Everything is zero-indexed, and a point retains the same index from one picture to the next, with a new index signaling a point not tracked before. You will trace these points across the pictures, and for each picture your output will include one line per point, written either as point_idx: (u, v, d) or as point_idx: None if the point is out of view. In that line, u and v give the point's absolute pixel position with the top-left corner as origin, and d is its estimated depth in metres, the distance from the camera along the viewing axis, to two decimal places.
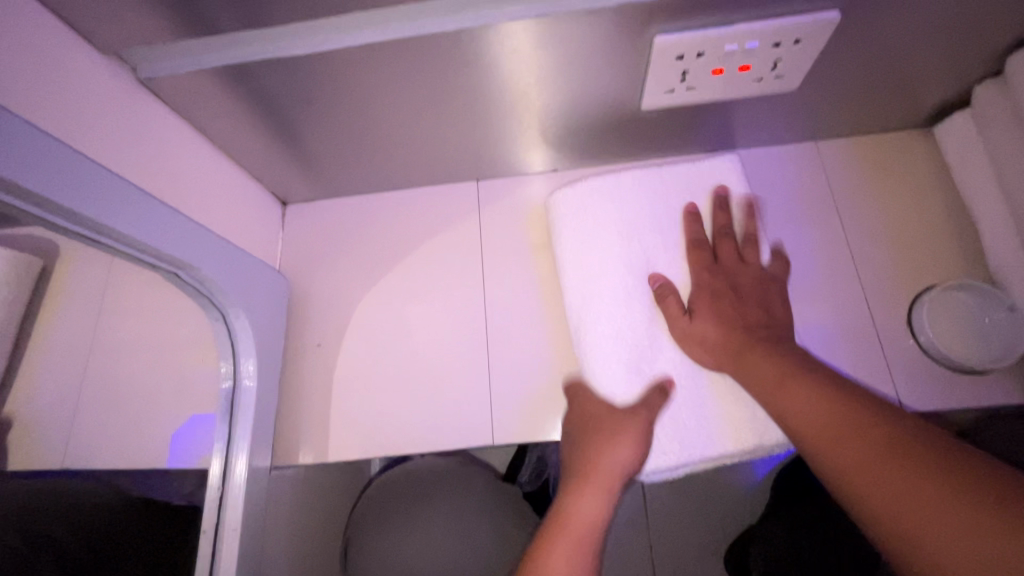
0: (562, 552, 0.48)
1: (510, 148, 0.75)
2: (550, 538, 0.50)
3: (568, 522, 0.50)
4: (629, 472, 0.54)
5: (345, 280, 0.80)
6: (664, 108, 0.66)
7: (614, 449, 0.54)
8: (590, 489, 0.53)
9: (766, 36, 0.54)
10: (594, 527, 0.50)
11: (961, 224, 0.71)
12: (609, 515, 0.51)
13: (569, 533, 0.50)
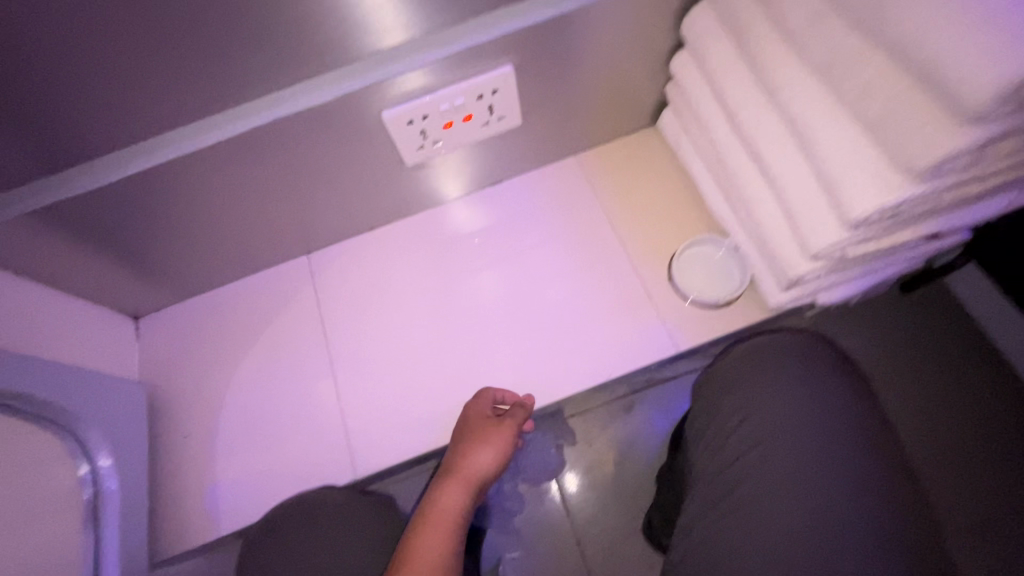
0: (425, 538, 0.60)
1: (325, 221, 0.87)
2: (416, 528, 0.62)
3: (433, 513, 0.63)
4: (489, 473, 0.69)
5: (205, 371, 0.87)
6: (427, 160, 0.80)
7: (479, 453, 0.69)
8: (455, 487, 0.66)
9: (470, 91, 0.70)
10: (451, 518, 0.63)
11: (693, 194, 0.89)
12: (463, 507, 0.65)
13: (430, 522, 0.62)
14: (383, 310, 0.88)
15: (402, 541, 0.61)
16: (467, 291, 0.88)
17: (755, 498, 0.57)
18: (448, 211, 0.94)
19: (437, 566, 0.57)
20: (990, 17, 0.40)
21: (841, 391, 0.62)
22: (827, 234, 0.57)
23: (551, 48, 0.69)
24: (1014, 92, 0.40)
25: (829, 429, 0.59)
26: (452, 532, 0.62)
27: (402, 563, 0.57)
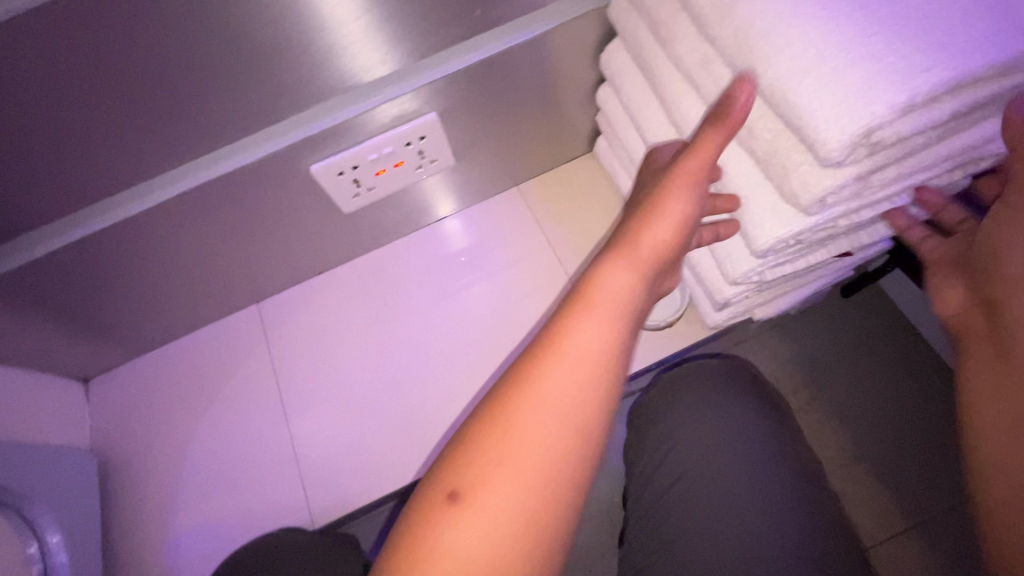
0: (556, 369, 0.49)
1: (272, 270, 0.88)
2: (569, 307, 0.52)
3: (595, 292, 0.52)
4: (671, 241, 0.55)
5: (158, 430, 0.86)
6: (367, 205, 0.82)
7: (658, 222, 0.54)
8: (625, 264, 0.54)
9: (398, 139, 0.71)
10: (572, 415, 0.48)
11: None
12: (635, 290, 0.53)
13: (590, 302, 0.52)
14: (335, 355, 0.88)
15: (535, 346, 0.51)
16: (417, 329, 0.89)
17: (707, 492, 0.58)
18: (395, 249, 0.95)
19: (555, 457, 0.47)
20: (846, 63, 0.42)
21: (760, 409, 0.65)
22: (742, 262, 0.60)
23: (478, 93, 0.73)
24: (868, 136, 0.43)
25: (753, 446, 0.61)
26: (603, 381, 0.49)
27: (528, 403, 0.48)
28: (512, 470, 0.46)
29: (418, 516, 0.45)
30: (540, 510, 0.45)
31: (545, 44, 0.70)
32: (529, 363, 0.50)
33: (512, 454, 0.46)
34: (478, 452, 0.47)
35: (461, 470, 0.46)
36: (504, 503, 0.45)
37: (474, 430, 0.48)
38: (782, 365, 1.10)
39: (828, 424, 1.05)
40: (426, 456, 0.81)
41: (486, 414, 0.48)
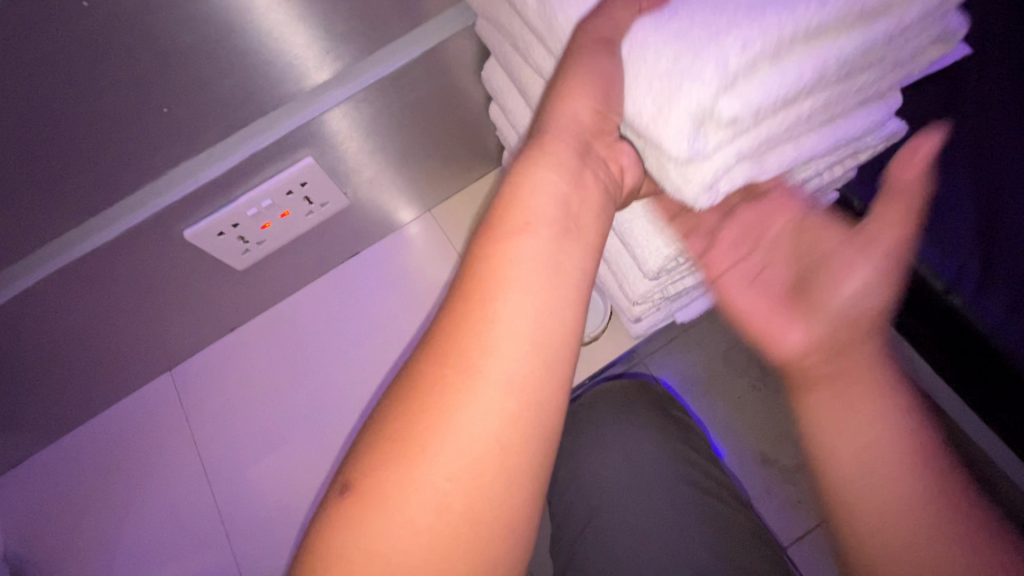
0: (477, 304, 0.40)
1: (178, 338, 0.83)
2: (485, 229, 0.43)
3: (513, 204, 0.44)
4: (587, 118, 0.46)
5: (84, 522, 0.82)
6: (264, 257, 0.78)
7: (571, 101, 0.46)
8: (546, 155, 0.45)
9: (276, 191, 0.68)
10: (509, 330, 0.39)
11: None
12: (564, 184, 0.45)
13: (508, 217, 0.43)
14: (261, 413, 0.86)
15: (455, 287, 0.42)
16: (341, 376, 0.87)
17: (622, 515, 0.60)
18: (309, 295, 0.92)
19: (493, 390, 0.38)
20: (663, 44, 0.40)
21: (656, 439, 0.64)
22: (638, 284, 0.61)
23: (353, 134, 0.69)
24: (711, 113, 0.39)
25: (652, 487, 0.61)
26: (536, 292, 0.40)
27: (456, 334, 0.39)
28: (430, 440, 0.37)
29: (326, 517, 0.36)
30: (494, 445, 0.37)
31: (415, 71, 0.67)
32: (447, 310, 0.41)
33: (443, 405, 0.37)
34: (401, 420, 0.37)
35: (389, 442, 0.37)
36: (449, 446, 0.37)
37: (394, 400, 0.39)
38: (727, 345, 1.07)
39: (776, 400, 1.03)
40: None
41: (400, 383, 0.40)
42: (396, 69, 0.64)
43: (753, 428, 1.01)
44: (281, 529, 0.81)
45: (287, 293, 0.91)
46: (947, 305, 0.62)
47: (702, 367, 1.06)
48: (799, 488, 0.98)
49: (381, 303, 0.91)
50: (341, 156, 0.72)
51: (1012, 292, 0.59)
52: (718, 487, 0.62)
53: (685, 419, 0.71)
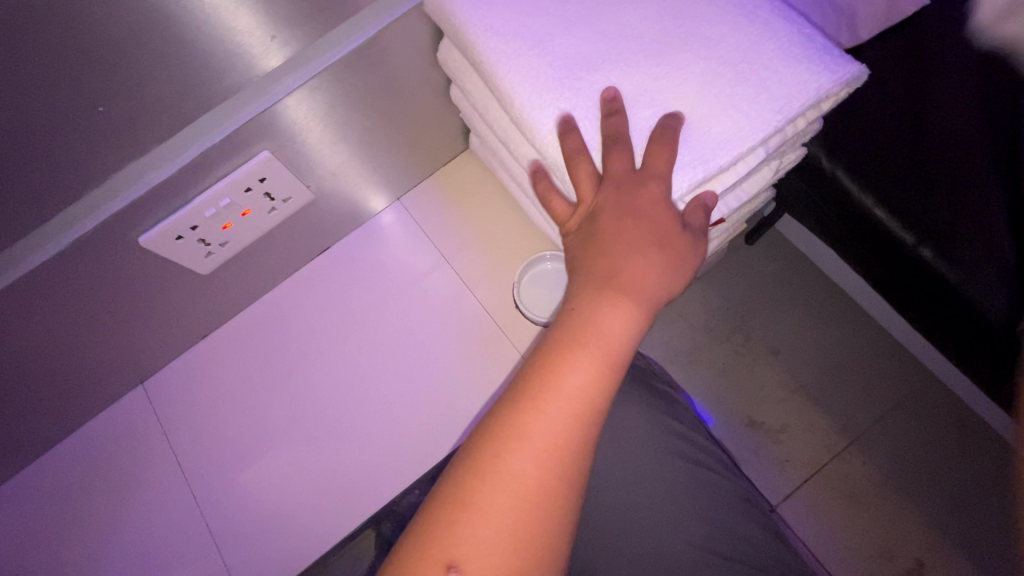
0: (549, 420, 0.43)
1: (145, 350, 0.80)
2: (561, 344, 0.46)
3: (589, 331, 0.46)
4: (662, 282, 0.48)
5: (65, 547, 0.80)
6: (228, 259, 0.76)
7: (649, 257, 0.48)
8: (620, 298, 0.47)
9: (234, 189, 0.65)
10: (573, 450, 0.43)
11: (521, 214, 0.91)
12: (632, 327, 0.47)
13: (580, 342, 0.46)
14: (243, 420, 0.84)
15: (527, 391, 0.45)
16: (320, 377, 0.85)
17: (616, 498, 0.60)
18: (281, 296, 0.89)
19: (555, 496, 0.43)
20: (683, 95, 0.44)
21: (645, 415, 0.63)
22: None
23: (308, 126, 0.67)
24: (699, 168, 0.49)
25: (638, 461, 0.61)
26: (597, 424, 0.45)
27: (528, 437, 0.43)
28: (493, 523, 0.41)
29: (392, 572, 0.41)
30: (543, 548, 0.42)
31: (369, 56, 0.64)
32: (522, 408, 0.44)
33: (511, 496, 0.42)
34: (465, 503, 0.42)
35: (462, 517, 0.41)
36: (511, 540, 0.41)
37: (468, 476, 0.43)
38: (708, 314, 1.07)
39: (757, 364, 1.04)
40: (357, 505, 0.80)
41: (474, 464, 0.43)
42: (347, 54, 0.61)
43: (738, 393, 1.03)
44: (271, 536, 0.79)
45: (257, 295, 0.88)
46: (915, 258, 0.63)
47: (683, 337, 1.07)
48: (786, 447, 1.00)
49: (356, 298, 0.89)
50: (299, 151, 0.69)
51: (977, 244, 0.60)
52: (704, 455, 0.63)
53: (671, 390, 0.69)
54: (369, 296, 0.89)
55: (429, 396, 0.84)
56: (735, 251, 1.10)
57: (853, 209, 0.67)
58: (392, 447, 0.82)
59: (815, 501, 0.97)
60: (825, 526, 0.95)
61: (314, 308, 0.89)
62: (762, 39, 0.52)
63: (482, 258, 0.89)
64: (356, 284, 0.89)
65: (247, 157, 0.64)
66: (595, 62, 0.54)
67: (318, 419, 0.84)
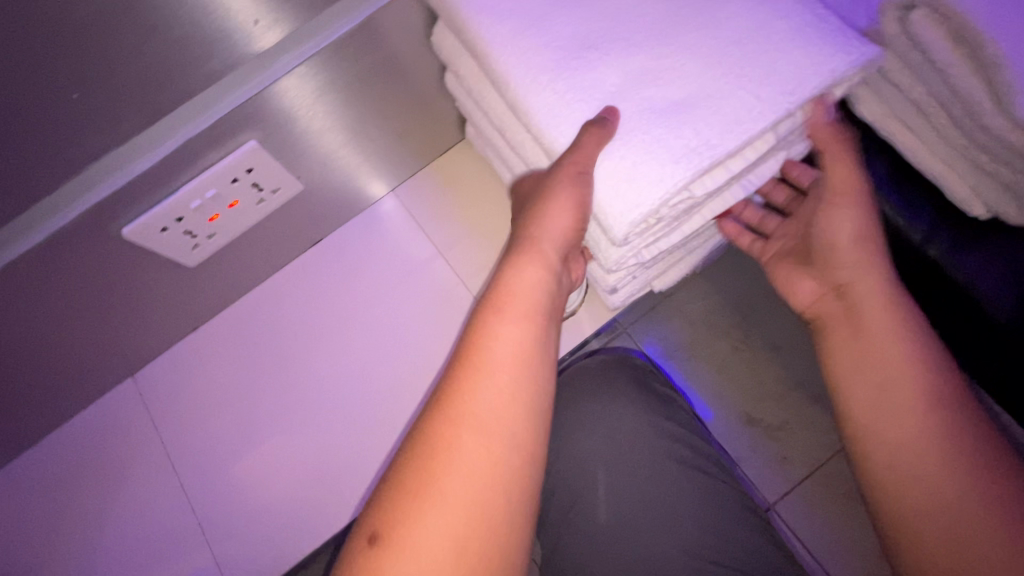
0: (478, 381, 0.48)
1: (135, 341, 0.79)
2: (483, 318, 0.52)
3: (504, 299, 0.52)
4: (566, 235, 0.54)
5: (56, 539, 0.79)
6: (218, 251, 0.74)
7: (551, 217, 0.52)
8: (529, 266, 0.54)
9: (220, 179, 0.63)
10: (501, 401, 0.47)
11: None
12: (543, 288, 0.54)
13: (500, 310, 0.52)
14: (235, 413, 0.83)
15: (457, 364, 0.50)
16: (314, 369, 0.84)
17: (610, 501, 0.58)
18: (274, 288, 0.88)
19: (490, 447, 0.46)
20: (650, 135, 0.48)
21: (641, 417, 0.62)
22: (610, 251, 0.54)
23: (298, 114, 0.65)
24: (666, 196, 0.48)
25: (633, 464, 0.60)
26: (522, 376, 0.49)
27: (460, 401, 0.47)
28: (447, 489, 0.44)
29: (355, 561, 0.42)
30: (484, 498, 0.44)
31: (359, 41, 0.62)
32: (452, 380, 0.49)
33: (449, 460, 0.45)
34: (418, 474, 0.44)
35: (404, 489, 0.44)
36: (454, 498, 0.43)
37: (406, 452, 0.46)
38: (709, 308, 1.06)
39: (757, 360, 1.02)
40: (351, 500, 0.79)
41: (415, 440, 0.46)
42: (336, 39, 0.59)
43: (737, 389, 1.02)
44: (263, 530, 0.79)
45: (249, 286, 0.87)
46: (923, 256, 0.61)
47: (683, 331, 1.05)
48: (785, 445, 0.98)
49: (350, 290, 0.87)
50: (291, 140, 0.67)
51: (989, 246, 0.58)
52: (700, 458, 0.62)
53: (669, 391, 0.68)
54: (362, 289, 0.87)
55: (421, 391, 0.83)
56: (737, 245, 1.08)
57: None
58: (384, 442, 0.81)
59: (814, 500, 0.96)
60: (823, 525, 0.94)
61: (307, 299, 0.87)
62: (768, 28, 0.50)
63: (479, 251, 0.87)
64: (349, 276, 0.88)
65: (235, 146, 0.62)
66: (594, 48, 0.51)
67: (310, 411, 0.83)
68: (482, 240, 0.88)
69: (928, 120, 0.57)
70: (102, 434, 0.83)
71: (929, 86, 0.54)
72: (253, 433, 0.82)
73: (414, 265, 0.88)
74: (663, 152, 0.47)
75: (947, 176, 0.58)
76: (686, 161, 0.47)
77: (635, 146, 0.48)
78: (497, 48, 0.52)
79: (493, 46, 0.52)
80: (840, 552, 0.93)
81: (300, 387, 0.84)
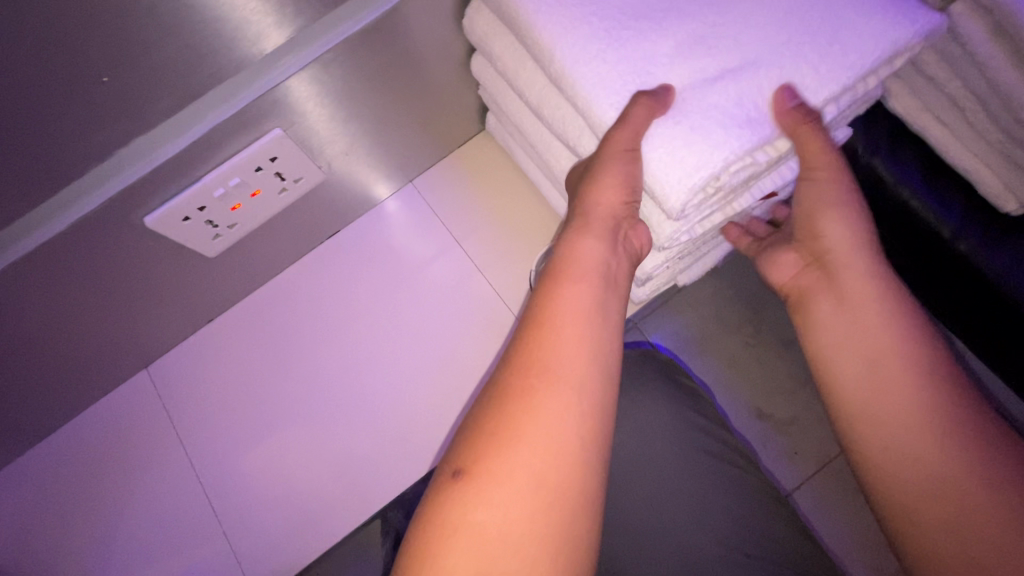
0: (548, 337, 0.47)
1: (150, 333, 0.78)
2: (549, 281, 0.51)
3: (570, 264, 0.52)
4: (620, 208, 0.53)
5: (68, 534, 0.78)
6: (236, 242, 0.73)
7: (603, 192, 0.51)
8: (590, 234, 0.53)
9: (243, 168, 0.62)
10: (571, 356, 0.46)
11: (539, 198, 0.88)
12: (606, 252, 0.52)
13: (566, 273, 0.51)
14: (250, 406, 0.82)
15: (528, 322, 0.49)
16: (330, 362, 0.83)
17: (641, 494, 0.58)
18: (289, 280, 0.87)
19: (563, 403, 0.44)
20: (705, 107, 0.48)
21: (669, 411, 0.62)
22: (664, 226, 0.54)
23: (322, 102, 0.63)
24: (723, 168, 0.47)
25: (664, 457, 0.59)
26: (591, 331, 0.48)
27: (531, 356, 0.46)
28: (527, 438, 0.43)
29: (439, 495, 0.42)
30: (561, 450, 0.43)
31: (387, 27, 0.60)
32: (524, 336, 0.48)
33: (525, 410, 0.44)
34: (499, 420, 0.44)
35: (483, 437, 0.43)
36: (532, 446, 0.42)
37: (483, 403, 0.46)
38: (723, 304, 1.05)
39: (771, 356, 1.02)
40: (368, 494, 0.79)
41: (488, 391, 0.46)
42: (365, 26, 0.58)
43: (751, 384, 1.02)
44: (280, 524, 0.78)
45: (264, 278, 0.85)
46: (953, 251, 0.61)
47: (697, 327, 1.05)
48: (796, 440, 0.99)
49: (366, 282, 0.86)
50: (314, 129, 0.66)
51: (1020, 241, 0.58)
52: (730, 452, 0.61)
53: (694, 386, 0.67)
54: (379, 281, 0.86)
55: (439, 384, 0.82)
56: None
57: (889, 201, 0.64)
58: (402, 436, 0.80)
59: (827, 495, 0.96)
60: (836, 520, 0.95)
61: (322, 292, 0.86)
62: (812, 19, 0.49)
63: (498, 243, 0.87)
64: (365, 269, 0.87)
65: (259, 134, 0.61)
66: (635, 36, 0.50)
67: (326, 405, 0.82)
68: (501, 233, 0.87)
69: (961, 112, 0.57)
70: (115, 426, 0.82)
71: (965, 79, 0.54)
72: (268, 426, 0.81)
73: (432, 257, 0.87)
74: (718, 124, 0.47)
75: (982, 172, 0.58)
76: (748, 130, 0.48)
77: (682, 119, 0.48)
78: (536, 35, 0.51)
79: (531, 33, 0.51)
80: (852, 547, 0.94)
81: (316, 381, 0.83)
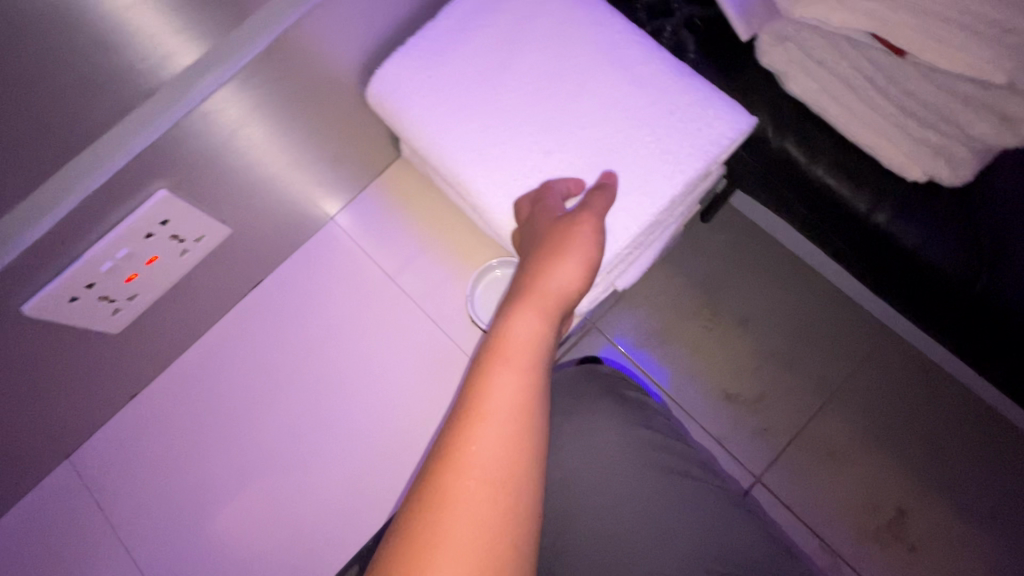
0: (480, 430, 0.44)
1: (64, 421, 0.71)
2: (482, 365, 0.48)
3: (506, 344, 0.48)
4: (573, 291, 0.52)
5: None
6: (142, 312, 0.68)
7: (563, 267, 0.52)
8: (531, 309, 0.50)
9: (132, 236, 0.57)
10: (507, 454, 0.44)
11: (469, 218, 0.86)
12: (545, 334, 0.50)
13: (501, 356, 0.48)
14: (189, 477, 0.77)
15: (459, 410, 0.46)
16: (270, 419, 0.79)
17: (598, 523, 0.56)
18: (214, 337, 0.82)
19: (498, 504, 0.42)
20: None
21: (618, 430, 0.60)
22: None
23: (212, 154, 0.59)
24: None
25: (621, 479, 0.58)
26: (528, 425, 0.45)
27: (462, 451, 0.43)
28: (450, 548, 0.40)
29: None
30: (495, 559, 0.41)
31: (267, 68, 0.56)
32: (453, 428, 0.45)
33: (458, 514, 0.41)
34: (422, 528, 0.41)
35: (413, 546, 0.40)
36: (456, 554, 0.40)
37: (410, 507, 0.43)
38: (673, 294, 1.05)
39: (726, 339, 1.02)
40: (328, 550, 0.74)
41: (417, 494, 0.43)
42: (241, 69, 0.54)
43: (710, 370, 1.01)
44: None
45: (186, 341, 0.80)
46: (874, 223, 0.61)
47: (649, 321, 1.04)
48: (763, 418, 0.99)
49: (297, 328, 0.82)
50: (208, 183, 0.62)
51: (928, 209, 0.59)
52: (682, 462, 0.60)
53: (641, 396, 0.65)
54: (310, 325, 0.82)
55: (391, 425, 0.78)
56: (691, 230, 1.07)
57: (806, 182, 0.64)
58: (357, 483, 0.76)
59: (797, 468, 0.96)
60: (811, 492, 0.95)
61: (250, 343, 0.81)
62: None
63: (432, 269, 0.84)
64: (294, 314, 0.82)
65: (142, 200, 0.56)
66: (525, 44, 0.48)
67: (272, 465, 0.77)
68: (432, 258, 0.84)
69: (854, 92, 0.59)
70: (42, 524, 0.75)
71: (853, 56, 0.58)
72: (210, 498, 0.76)
73: (365, 292, 0.83)
74: None
75: (880, 145, 0.58)
76: None
77: None
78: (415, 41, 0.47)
79: None
80: (830, 515, 0.94)
81: (257, 440, 0.78)
